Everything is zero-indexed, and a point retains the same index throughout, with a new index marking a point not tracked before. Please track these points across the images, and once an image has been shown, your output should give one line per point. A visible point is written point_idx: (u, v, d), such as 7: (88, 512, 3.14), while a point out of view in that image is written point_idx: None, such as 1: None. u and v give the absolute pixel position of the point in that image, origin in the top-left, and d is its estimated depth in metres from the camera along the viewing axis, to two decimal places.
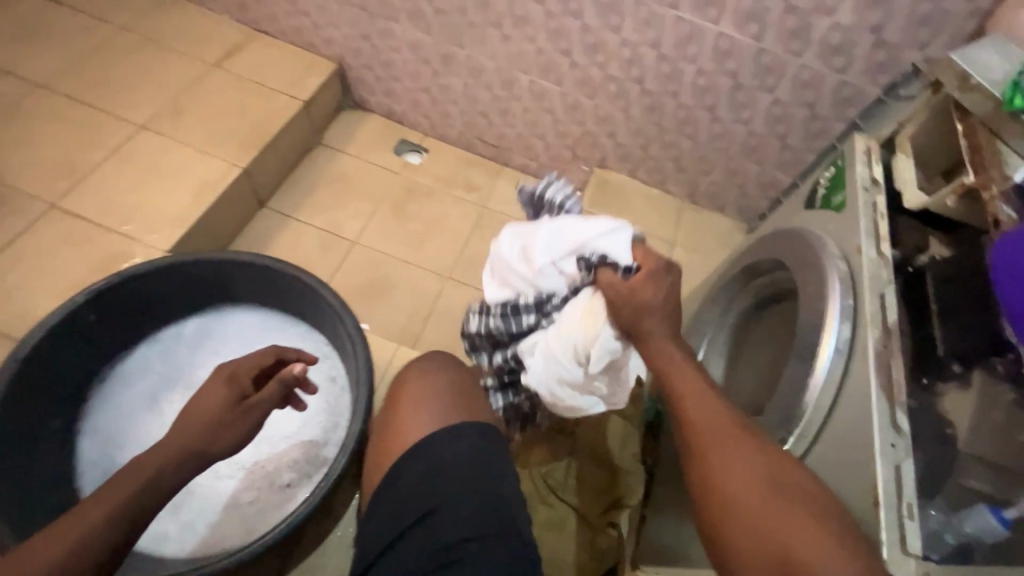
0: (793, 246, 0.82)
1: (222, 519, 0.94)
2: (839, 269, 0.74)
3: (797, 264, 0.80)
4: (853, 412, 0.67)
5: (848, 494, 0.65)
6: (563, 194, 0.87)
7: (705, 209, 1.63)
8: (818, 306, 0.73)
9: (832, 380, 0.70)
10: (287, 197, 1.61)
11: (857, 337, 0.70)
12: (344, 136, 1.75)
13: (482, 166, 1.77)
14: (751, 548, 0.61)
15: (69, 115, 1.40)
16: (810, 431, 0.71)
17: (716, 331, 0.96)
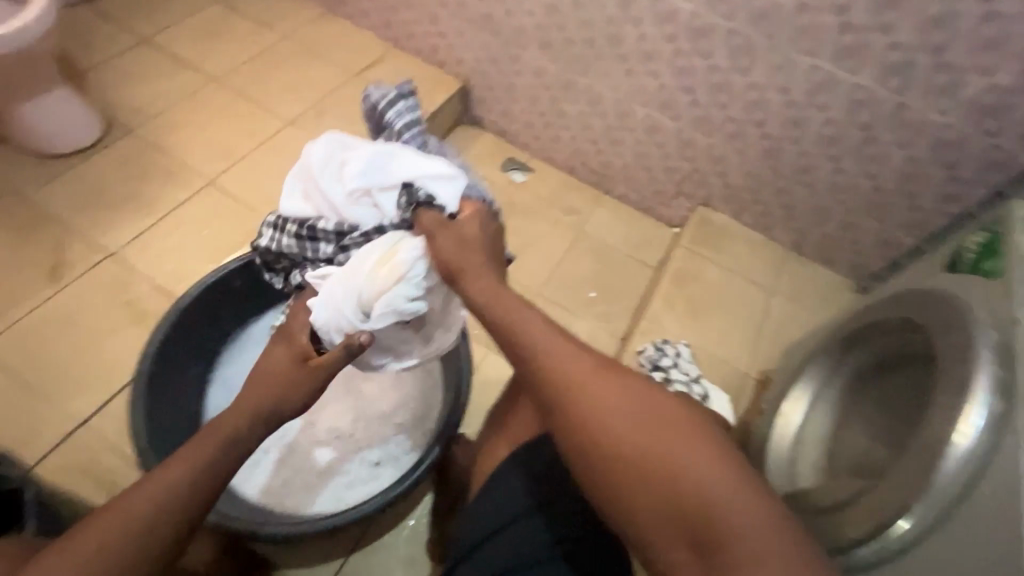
0: (933, 308, 0.77)
1: (317, 481, 1.02)
2: (990, 341, 0.68)
3: (940, 327, 0.75)
4: (1004, 490, 0.64)
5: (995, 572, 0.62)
6: (395, 115, 0.90)
7: (812, 261, 1.57)
8: (962, 376, 0.69)
9: (976, 454, 0.66)
10: None
11: (1012, 417, 0.65)
12: (457, 149, 1.86)
13: (583, 191, 1.81)
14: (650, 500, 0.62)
15: (234, 107, 1.60)
16: (940, 501, 0.67)
17: (824, 384, 0.93)
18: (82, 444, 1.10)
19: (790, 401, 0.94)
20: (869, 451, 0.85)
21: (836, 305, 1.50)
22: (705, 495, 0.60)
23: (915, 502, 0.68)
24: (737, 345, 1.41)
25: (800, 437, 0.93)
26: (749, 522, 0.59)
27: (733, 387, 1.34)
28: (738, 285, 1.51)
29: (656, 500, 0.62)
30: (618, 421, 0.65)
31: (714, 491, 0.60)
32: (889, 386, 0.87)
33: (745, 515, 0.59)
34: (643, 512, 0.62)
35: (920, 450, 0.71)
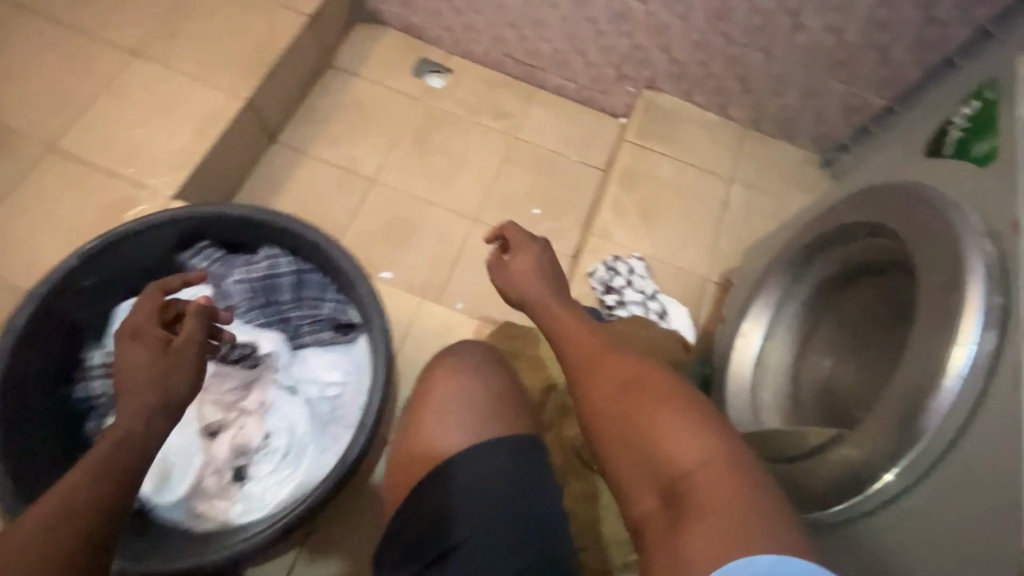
0: (907, 211, 0.65)
1: (251, 485, 0.89)
2: (984, 254, 0.57)
3: (919, 240, 0.62)
4: (990, 440, 0.55)
5: (976, 536, 0.55)
6: (207, 255, 0.98)
7: (771, 138, 1.39)
8: (947, 307, 0.58)
9: (960, 407, 0.57)
10: (300, 130, 1.47)
11: (1000, 352, 0.55)
12: (357, 57, 1.56)
13: (512, 89, 1.56)
14: (631, 452, 0.62)
15: (55, 41, 1.26)
16: (928, 455, 0.59)
17: (785, 300, 0.81)
18: None
19: (748, 326, 0.83)
20: (837, 375, 0.75)
21: (800, 185, 1.36)
22: (672, 455, 0.59)
23: (896, 459, 0.60)
24: (695, 248, 1.29)
25: (762, 364, 0.82)
26: (715, 483, 0.56)
27: (693, 295, 1.24)
28: (692, 178, 1.35)
29: (634, 462, 0.61)
30: (600, 389, 0.67)
31: (683, 451, 0.59)
32: (863, 297, 0.75)
33: (714, 474, 0.56)
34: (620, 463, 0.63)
35: (898, 393, 0.61)
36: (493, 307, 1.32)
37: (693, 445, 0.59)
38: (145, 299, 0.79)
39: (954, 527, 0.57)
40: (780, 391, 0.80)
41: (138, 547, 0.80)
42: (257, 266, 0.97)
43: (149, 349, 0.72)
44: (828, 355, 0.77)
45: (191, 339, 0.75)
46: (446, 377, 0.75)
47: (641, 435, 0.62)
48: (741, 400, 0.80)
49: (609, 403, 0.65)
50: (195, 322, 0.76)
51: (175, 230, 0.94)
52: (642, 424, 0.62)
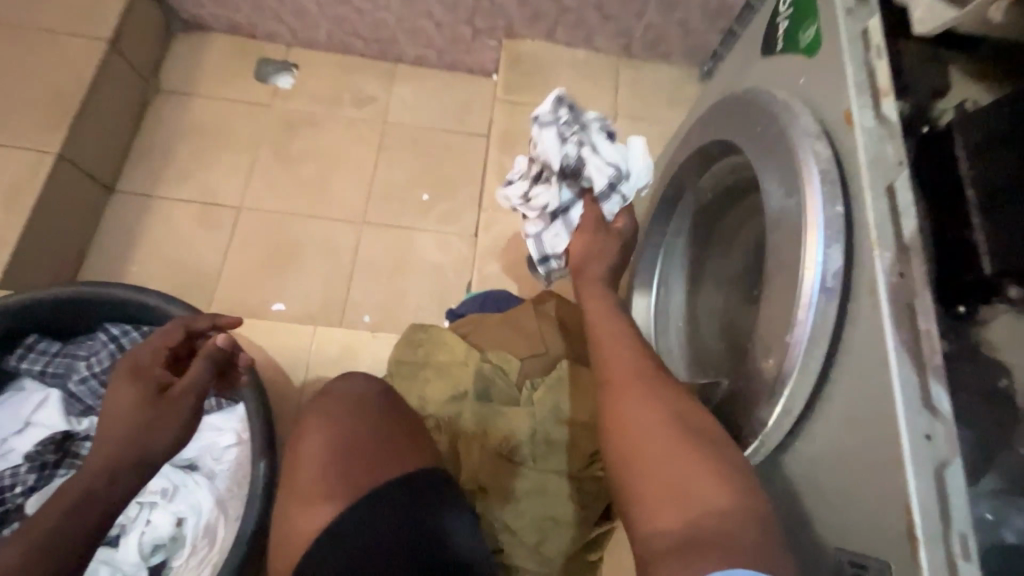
0: (747, 121, 0.59)
1: None
2: (818, 158, 0.50)
3: (757, 153, 0.57)
4: (861, 379, 0.46)
5: (871, 508, 0.44)
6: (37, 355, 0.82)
7: (645, 62, 1.34)
8: (794, 228, 0.51)
9: (821, 337, 0.49)
10: (142, 171, 1.30)
11: (856, 263, 0.48)
12: (187, 74, 1.39)
13: (370, 71, 1.44)
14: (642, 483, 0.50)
15: None
16: (796, 408, 0.51)
17: (671, 241, 0.77)
18: None
19: (635, 272, 0.79)
20: (730, 308, 0.68)
21: (685, 105, 1.32)
22: (710, 506, 0.47)
23: (764, 413, 0.52)
24: None
25: (661, 312, 0.77)
26: (742, 527, 0.46)
27: None
28: None
29: (652, 494, 0.49)
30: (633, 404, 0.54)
31: (718, 488, 0.48)
32: (732, 224, 0.69)
33: (744, 520, 0.46)
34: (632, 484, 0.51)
35: (766, 335, 0.54)
36: (404, 312, 1.22)
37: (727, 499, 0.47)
38: (159, 339, 0.75)
39: (849, 495, 0.46)
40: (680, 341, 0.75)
41: None
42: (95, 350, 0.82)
43: (143, 390, 0.68)
44: (718, 292, 0.71)
45: (187, 389, 0.70)
46: (317, 426, 0.67)
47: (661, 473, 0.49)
48: None
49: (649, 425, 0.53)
50: (196, 369, 0.71)
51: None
52: (679, 460, 0.50)
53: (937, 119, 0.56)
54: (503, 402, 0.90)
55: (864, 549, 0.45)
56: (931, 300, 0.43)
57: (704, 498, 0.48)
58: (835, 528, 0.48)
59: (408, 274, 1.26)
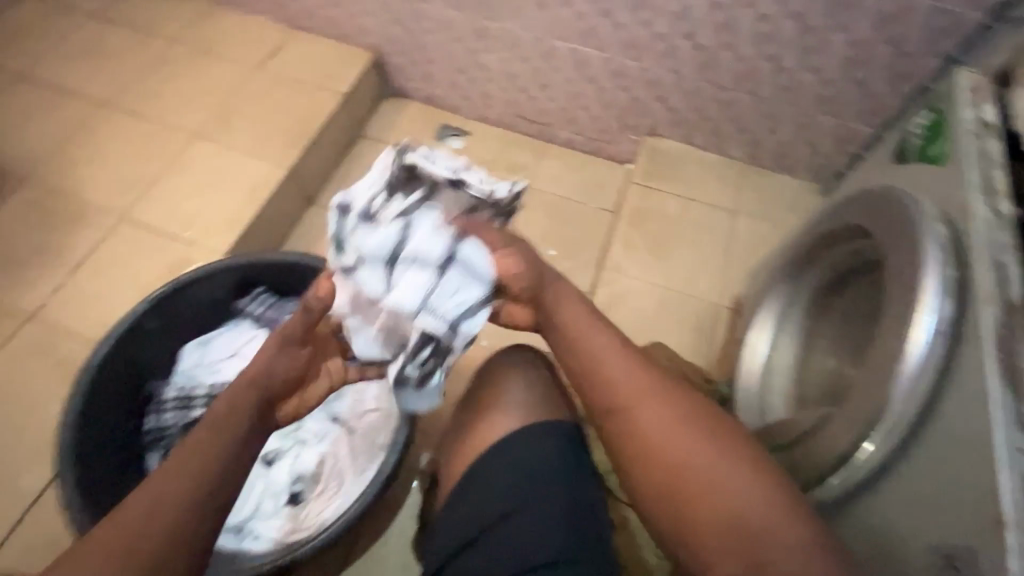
0: (879, 207, 0.69)
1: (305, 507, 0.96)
2: (938, 233, 0.61)
3: (885, 231, 0.67)
4: (966, 408, 0.59)
5: (966, 504, 0.58)
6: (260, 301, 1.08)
7: (771, 172, 1.49)
8: (907, 284, 0.62)
9: (929, 369, 0.59)
10: (334, 192, 1.63)
11: (968, 318, 0.61)
12: (385, 127, 1.75)
13: (526, 145, 1.72)
14: (692, 507, 0.67)
15: (131, 131, 1.48)
16: (902, 426, 0.61)
17: (789, 306, 0.86)
18: (43, 520, 1.08)
19: (750, 326, 0.88)
20: (840, 373, 0.76)
21: (802, 213, 1.44)
22: (725, 492, 0.67)
23: (873, 430, 0.62)
24: (706, 276, 1.36)
25: (769, 370, 0.85)
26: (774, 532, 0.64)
27: (708, 322, 1.30)
28: (697, 213, 1.45)
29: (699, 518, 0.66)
30: (647, 414, 0.73)
31: (726, 474, 0.68)
32: (849, 300, 0.79)
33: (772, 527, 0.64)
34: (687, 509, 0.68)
35: (877, 374, 0.63)
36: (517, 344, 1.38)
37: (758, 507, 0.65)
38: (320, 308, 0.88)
39: (947, 495, 0.60)
40: (786, 392, 0.83)
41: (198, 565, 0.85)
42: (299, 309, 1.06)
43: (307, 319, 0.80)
44: (831, 356, 0.79)
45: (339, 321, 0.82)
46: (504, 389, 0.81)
47: (705, 501, 0.67)
48: (748, 397, 0.85)
49: (659, 428, 0.72)
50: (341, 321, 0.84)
51: (233, 278, 1.04)
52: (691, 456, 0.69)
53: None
54: None
55: (953, 544, 0.59)
56: None
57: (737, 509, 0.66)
58: (936, 526, 0.61)
59: None
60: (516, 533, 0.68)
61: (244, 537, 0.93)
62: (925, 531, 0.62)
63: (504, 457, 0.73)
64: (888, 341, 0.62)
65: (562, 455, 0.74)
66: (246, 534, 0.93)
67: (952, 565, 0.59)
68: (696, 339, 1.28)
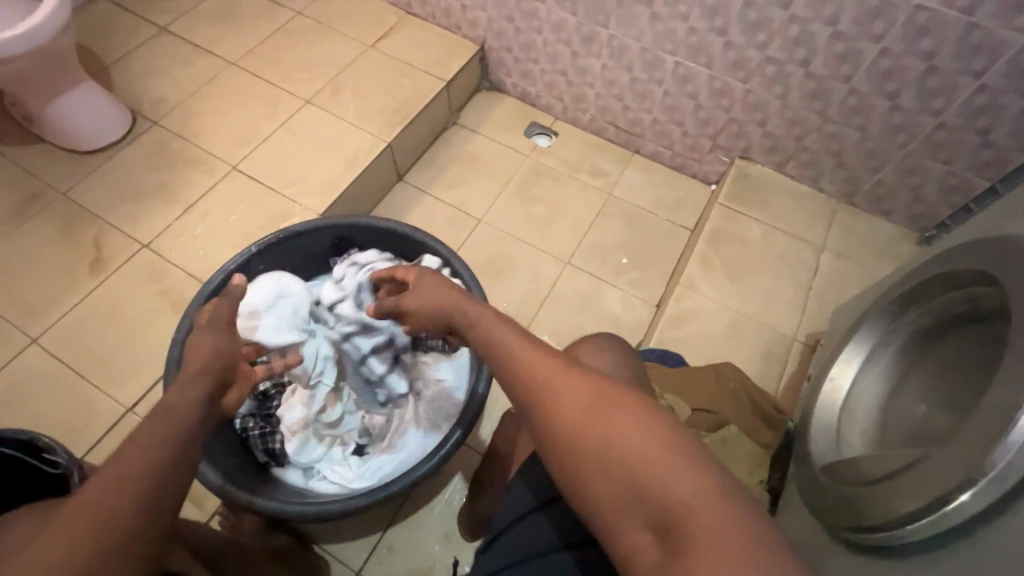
0: (1007, 255, 0.65)
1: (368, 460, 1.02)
2: None
3: (1013, 279, 0.63)
4: None
5: None
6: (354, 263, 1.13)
7: (866, 213, 1.45)
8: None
9: None
10: (422, 173, 1.71)
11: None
12: (478, 117, 1.81)
13: (611, 153, 1.73)
14: (600, 492, 0.52)
15: (252, 90, 1.60)
16: (1012, 478, 0.55)
17: (881, 345, 0.83)
18: (130, 427, 1.19)
19: (835, 360, 0.86)
20: (932, 419, 0.73)
21: (893, 258, 1.39)
22: (644, 472, 0.50)
23: (980, 476, 0.56)
24: (782, 308, 1.33)
25: (850, 406, 0.83)
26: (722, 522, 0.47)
27: (778, 353, 1.28)
28: (780, 242, 1.42)
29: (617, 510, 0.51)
30: (555, 398, 0.58)
31: (643, 447, 0.52)
32: (955, 348, 0.75)
33: (722, 515, 0.47)
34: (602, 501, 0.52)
35: (987, 422, 0.59)
36: None
37: (688, 491, 0.48)
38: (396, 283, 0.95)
39: None
40: (867, 430, 0.81)
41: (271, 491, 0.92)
42: None
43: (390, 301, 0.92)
44: (923, 400, 0.76)
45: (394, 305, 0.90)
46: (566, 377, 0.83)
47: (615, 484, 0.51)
48: (824, 430, 0.83)
49: (572, 404, 0.56)
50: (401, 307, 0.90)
51: (333, 236, 1.11)
52: (603, 429, 0.54)
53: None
54: None
55: None
56: None
57: (662, 495, 0.49)
58: None
59: (590, 316, 1.46)
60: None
61: (311, 477, 1.00)
62: None
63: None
64: (1009, 392, 0.58)
65: None
66: (313, 474, 1.00)
67: None
68: (765, 369, 1.26)
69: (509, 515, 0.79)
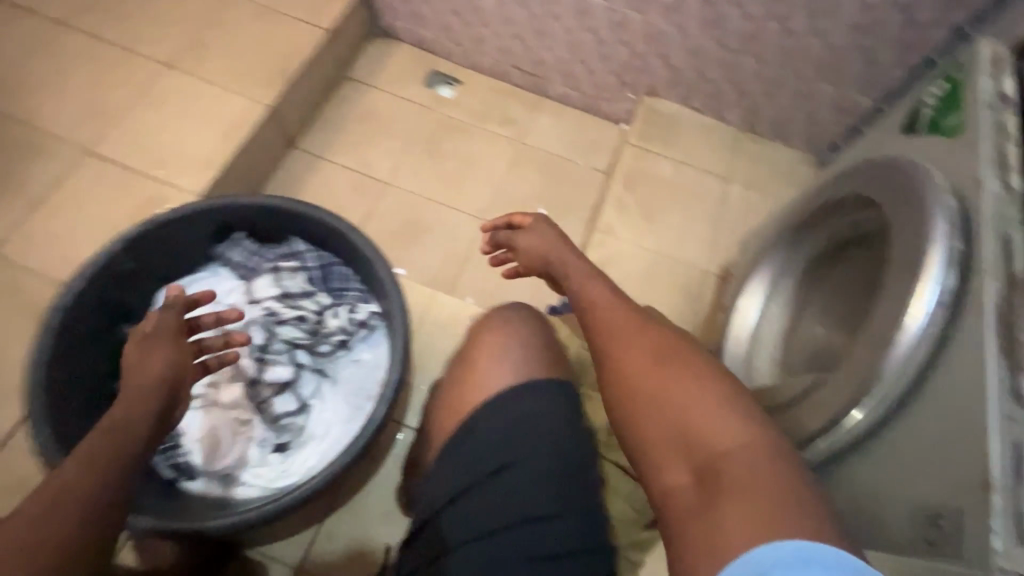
0: (888, 181, 0.68)
1: (291, 456, 0.94)
2: (948, 208, 0.60)
3: (892, 204, 0.66)
4: (957, 376, 0.57)
5: (953, 471, 0.55)
6: (240, 249, 1.02)
7: (768, 140, 1.48)
8: (917, 256, 0.60)
9: (924, 342, 0.59)
10: (317, 136, 1.56)
11: (967, 291, 0.58)
12: (372, 69, 1.66)
13: (519, 98, 1.65)
14: (652, 431, 0.60)
15: (93, 55, 1.36)
16: (892, 395, 0.61)
17: (783, 275, 0.86)
18: (10, 462, 1.05)
19: (742, 293, 0.88)
20: (830, 339, 0.77)
21: (795, 182, 1.44)
22: (696, 417, 0.58)
23: (868, 396, 0.61)
24: (696, 242, 1.36)
25: (759, 334, 0.86)
26: (753, 464, 0.53)
27: (695, 287, 1.31)
28: (690, 177, 1.43)
29: (662, 449, 0.58)
30: (626, 347, 0.65)
31: (694, 395, 0.59)
32: (846, 270, 0.80)
33: (754, 457, 0.53)
34: (654, 440, 0.59)
35: (872, 343, 0.63)
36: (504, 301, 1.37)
37: (726, 437, 0.55)
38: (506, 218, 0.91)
39: (930, 459, 0.58)
40: (773, 355, 0.84)
41: (185, 509, 0.85)
42: (283, 256, 1.02)
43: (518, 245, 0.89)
44: (820, 321, 0.81)
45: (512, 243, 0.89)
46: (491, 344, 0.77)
47: (666, 424, 0.59)
48: (735, 361, 0.86)
49: (634, 356, 0.64)
50: (529, 243, 0.86)
51: (210, 221, 0.98)
52: (664, 391, 0.60)
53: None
54: (588, 388, 1.01)
55: (942, 503, 0.56)
56: None
57: (706, 436, 0.56)
58: (913, 487, 0.60)
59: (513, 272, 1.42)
60: (515, 486, 0.64)
61: (230, 484, 0.92)
62: (904, 493, 0.61)
63: (496, 419, 0.67)
64: (891, 314, 0.62)
65: (561, 416, 0.68)
66: (233, 480, 0.92)
67: (940, 523, 0.56)
68: (683, 304, 1.29)
69: (429, 507, 0.68)
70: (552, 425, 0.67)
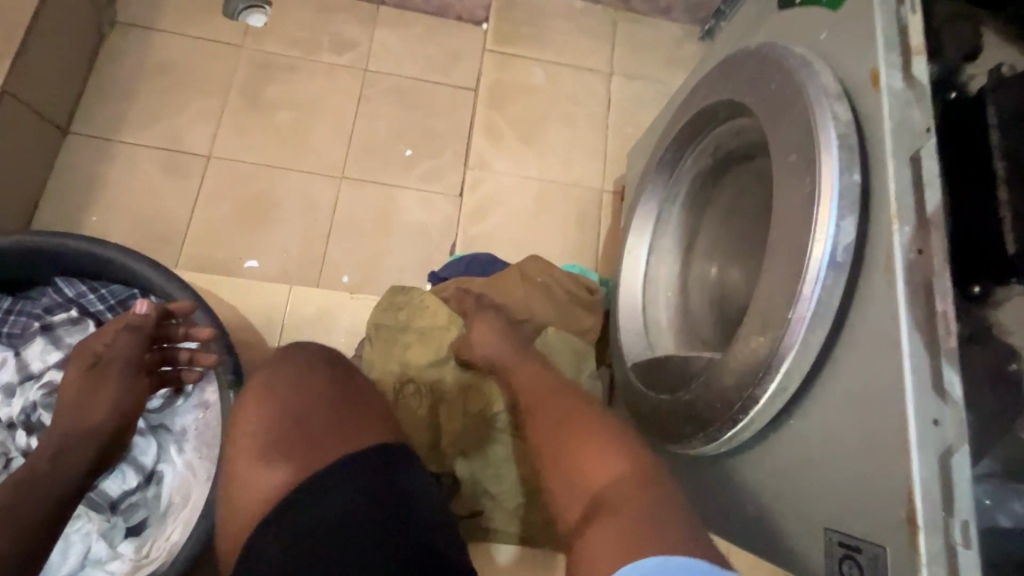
0: (767, 87, 0.55)
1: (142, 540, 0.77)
2: (837, 120, 0.48)
3: (770, 118, 0.54)
4: (868, 358, 0.46)
5: (870, 496, 0.45)
6: None
7: (646, 17, 1.27)
8: (805, 194, 0.49)
9: (825, 313, 0.48)
10: (99, 113, 1.21)
11: (869, 236, 0.47)
12: (149, 5, 1.28)
13: (350, 12, 1.33)
14: (554, 477, 0.56)
15: None
16: (791, 385, 0.50)
17: (670, 202, 0.75)
18: None
19: (631, 227, 0.77)
20: (723, 279, 0.66)
21: (681, 64, 1.26)
22: (582, 456, 0.55)
23: (761, 390, 0.50)
24: (584, 160, 1.19)
25: (651, 282, 0.75)
26: (632, 493, 0.49)
27: (592, 211, 1.17)
28: (566, 81, 1.23)
29: (562, 493, 0.54)
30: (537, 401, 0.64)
31: (585, 433, 0.57)
32: (729, 193, 0.68)
33: (634, 485, 0.50)
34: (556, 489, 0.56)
35: (761, 312, 0.52)
36: (383, 272, 1.17)
37: (608, 469, 0.52)
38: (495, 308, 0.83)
39: (841, 471, 0.48)
40: (669, 301, 0.74)
41: None
42: (54, 303, 0.80)
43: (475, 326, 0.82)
44: (712, 261, 0.69)
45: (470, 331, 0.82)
46: (266, 400, 0.56)
47: (562, 468, 0.56)
48: (630, 315, 0.75)
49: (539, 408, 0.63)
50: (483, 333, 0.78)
51: None
52: (563, 432, 0.58)
53: (967, 84, 0.54)
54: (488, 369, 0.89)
55: (859, 535, 0.46)
56: (950, 282, 0.43)
57: (593, 473, 0.53)
58: (822, 508, 0.50)
59: (389, 236, 1.20)
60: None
61: None
62: (813, 514, 0.51)
63: (304, 518, 0.50)
64: (782, 272, 0.50)
65: (371, 483, 0.52)
66: None
67: (855, 561, 0.46)
68: (581, 234, 1.15)
69: None
70: (362, 496, 0.51)
